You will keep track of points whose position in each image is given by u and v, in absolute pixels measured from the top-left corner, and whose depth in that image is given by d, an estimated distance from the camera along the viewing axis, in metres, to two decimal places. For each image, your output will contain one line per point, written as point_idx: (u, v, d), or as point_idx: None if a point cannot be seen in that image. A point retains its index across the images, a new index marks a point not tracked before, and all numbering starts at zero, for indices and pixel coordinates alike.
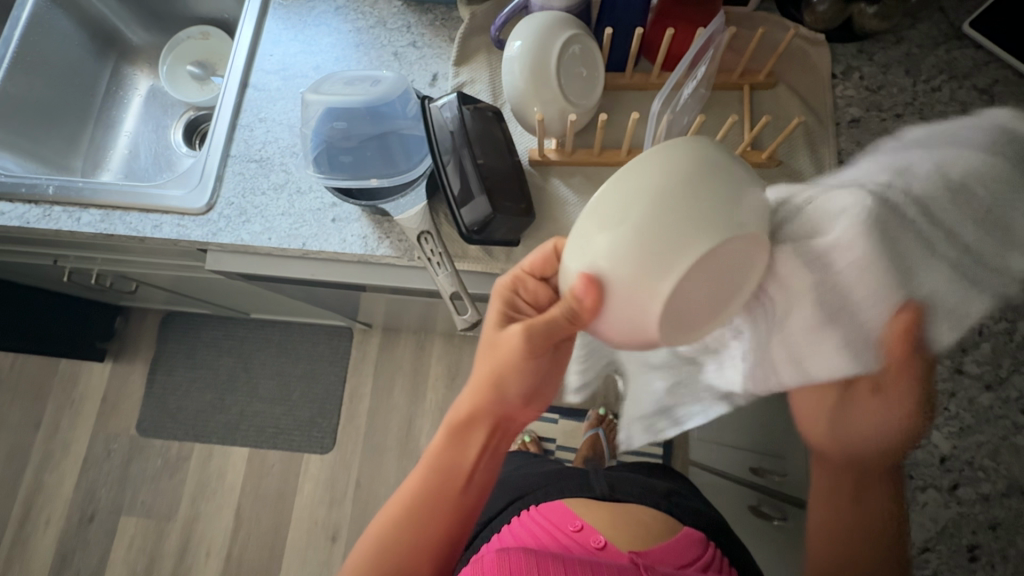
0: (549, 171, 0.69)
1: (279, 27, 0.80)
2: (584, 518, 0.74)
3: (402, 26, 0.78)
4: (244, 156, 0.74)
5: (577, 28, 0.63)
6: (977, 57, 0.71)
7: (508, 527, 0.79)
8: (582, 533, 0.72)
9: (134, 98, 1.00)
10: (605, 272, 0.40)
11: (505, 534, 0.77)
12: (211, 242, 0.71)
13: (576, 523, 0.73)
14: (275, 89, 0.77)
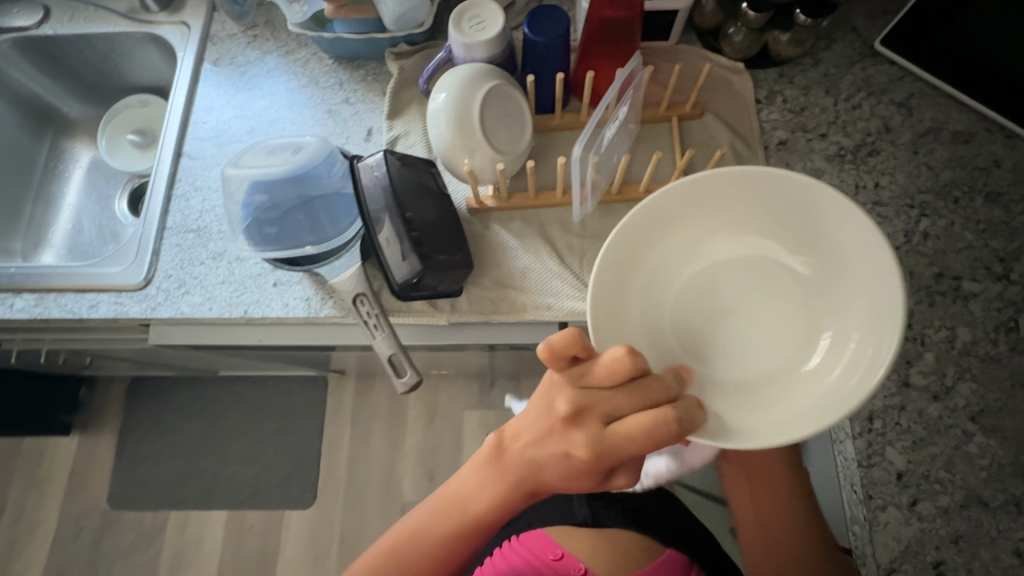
0: (488, 217, 0.69)
1: (212, 93, 0.80)
2: (564, 545, 0.69)
3: (334, 84, 0.78)
4: (180, 227, 0.73)
5: (500, 77, 0.63)
6: (892, 72, 0.73)
7: (490, 557, 0.74)
8: (563, 562, 0.67)
9: (75, 171, 0.99)
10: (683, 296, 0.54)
11: (488, 565, 0.73)
12: (150, 317, 0.70)
13: (557, 550, 0.69)
14: (209, 156, 0.76)
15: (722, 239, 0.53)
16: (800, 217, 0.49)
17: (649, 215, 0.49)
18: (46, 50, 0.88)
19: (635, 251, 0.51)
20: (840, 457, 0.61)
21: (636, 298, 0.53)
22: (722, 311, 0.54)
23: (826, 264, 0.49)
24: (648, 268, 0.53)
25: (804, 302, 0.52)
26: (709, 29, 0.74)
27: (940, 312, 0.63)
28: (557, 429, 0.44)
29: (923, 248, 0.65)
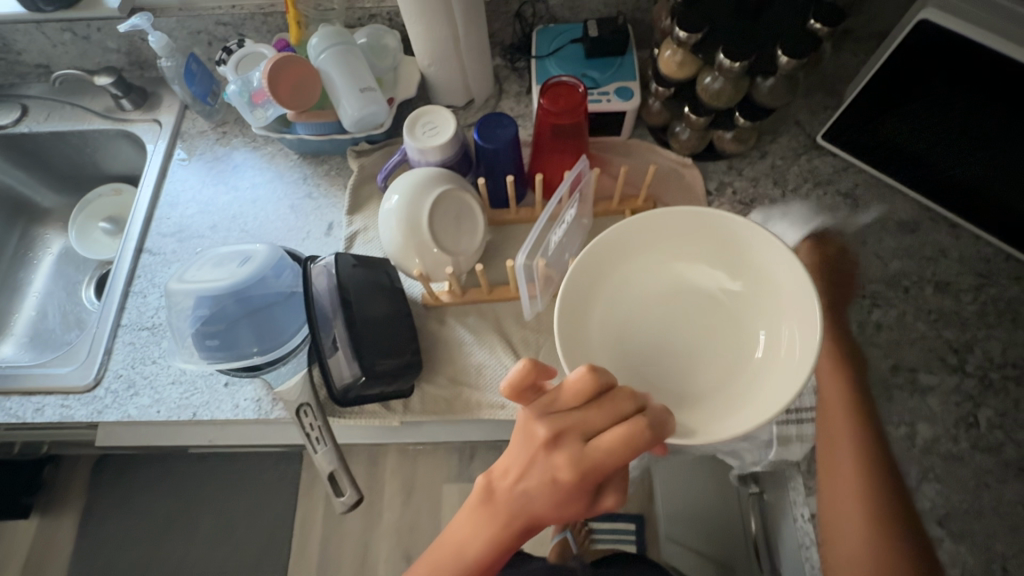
0: (444, 312, 0.69)
1: (179, 188, 0.82)
2: None
3: (298, 179, 0.80)
4: (135, 324, 0.72)
5: (452, 180, 0.65)
6: (836, 164, 0.76)
7: None
8: None
9: (46, 258, 0.99)
10: (634, 325, 0.56)
11: None
12: (95, 421, 0.67)
13: None
14: (171, 252, 0.77)
15: (664, 271, 0.57)
16: (728, 243, 0.55)
17: (613, 240, 0.55)
18: (22, 145, 0.91)
19: (598, 274, 0.55)
20: (808, 565, 0.58)
21: (599, 318, 0.55)
22: (676, 332, 0.56)
23: (759, 285, 0.54)
24: (610, 290, 0.56)
25: (743, 325, 0.55)
26: (659, 125, 0.77)
27: (899, 407, 0.62)
28: (539, 458, 0.41)
29: (877, 339, 0.65)
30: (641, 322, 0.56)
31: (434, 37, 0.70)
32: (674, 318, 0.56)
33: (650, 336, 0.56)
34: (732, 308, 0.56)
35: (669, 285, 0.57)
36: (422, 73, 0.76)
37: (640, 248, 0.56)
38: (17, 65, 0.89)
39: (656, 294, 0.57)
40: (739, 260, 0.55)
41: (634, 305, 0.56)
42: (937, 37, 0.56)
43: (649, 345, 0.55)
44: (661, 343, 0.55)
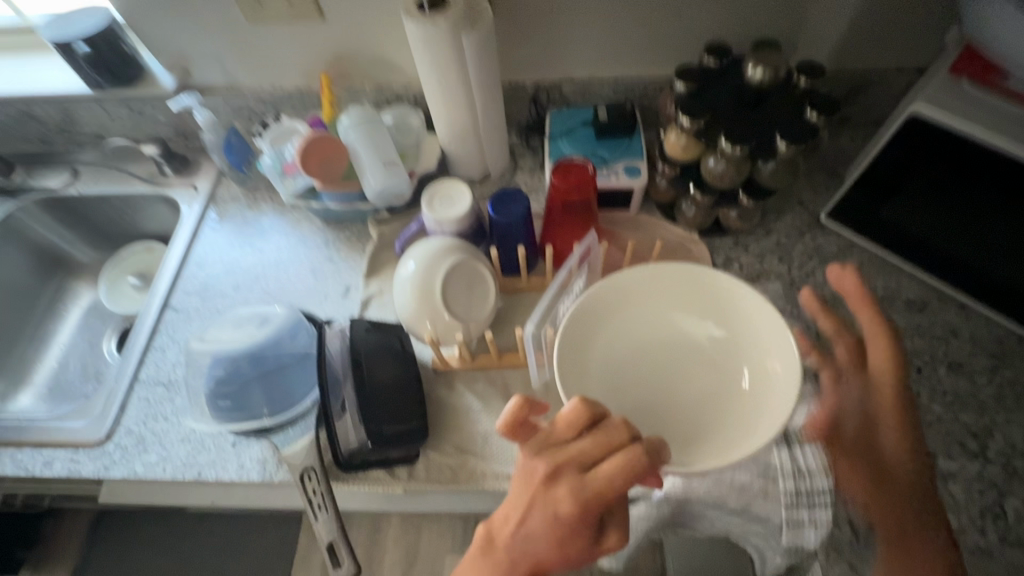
0: (453, 378, 0.70)
1: (208, 249, 0.86)
2: None
3: (320, 243, 0.85)
4: (152, 380, 0.74)
5: (466, 250, 0.67)
6: (840, 242, 0.77)
7: None
8: None
9: (74, 311, 1.03)
10: (627, 372, 0.57)
11: None
12: (101, 477, 0.68)
13: None
14: (194, 310, 0.80)
15: (653, 320, 0.59)
16: (710, 292, 0.58)
17: (609, 287, 0.58)
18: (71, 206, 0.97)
19: (592, 325, 0.57)
20: None
21: (594, 366, 0.56)
22: (668, 381, 0.57)
23: (742, 331, 0.57)
24: (607, 340, 0.57)
25: (731, 370, 0.57)
26: (666, 202, 0.80)
27: None
28: (537, 498, 0.41)
29: None
30: (633, 367, 0.58)
31: (455, 118, 0.76)
32: (663, 365, 0.58)
33: (643, 383, 0.57)
34: (718, 358, 0.58)
35: (658, 334, 0.59)
36: (443, 149, 0.82)
37: (632, 299, 0.59)
38: (76, 136, 0.97)
39: (645, 341, 0.59)
40: (722, 309, 0.58)
41: (626, 351, 0.58)
42: (931, 132, 0.58)
43: (643, 392, 0.56)
44: (655, 390, 0.57)
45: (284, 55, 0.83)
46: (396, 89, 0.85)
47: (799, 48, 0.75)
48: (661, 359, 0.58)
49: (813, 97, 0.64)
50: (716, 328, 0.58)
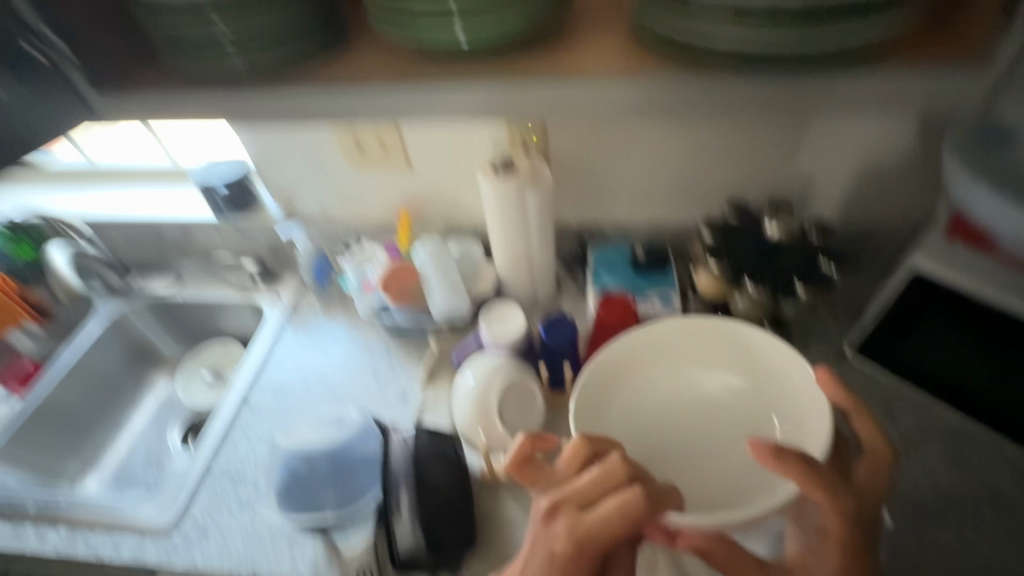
0: (499, 488, 0.73)
1: (285, 353, 0.97)
2: None
3: (383, 352, 0.94)
4: (221, 471, 0.81)
5: (519, 367, 0.75)
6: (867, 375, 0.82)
7: None
8: None
9: (150, 401, 1.13)
10: (659, 408, 0.72)
11: None
12: (163, 565, 0.72)
13: None
14: (266, 407, 0.89)
15: (686, 370, 0.75)
16: (732, 348, 0.73)
17: (650, 338, 0.74)
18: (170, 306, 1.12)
19: (629, 367, 0.73)
20: None
21: (629, 402, 0.72)
22: (695, 423, 0.71)
23: (761, 382, 0.72)
24: (637, 377, 0.74)
25: (751, 416, 0.71)
26: None
27: None
28: (538, 532, 0.48)
29: (938, 559, 0.67)
30: (666, 408, 0.72)
31: (513, 251, 0.89)
32: (692, 410, 0.72)
33: (673, 421, 0.71)
34: (728, 408, 0.72)
35: (689, 382, 0.74)
36: (498, 276, 0.94)
37: (668, 349, 0.75)
38: (184, 247, 1.13)
39: (679, 386, 0.74)
40: (743, 364, 0.73)
41: (659, 395, 0.73)
42: (933, 284, 0.67)
43: (672, 431, 0.71)
44: (685, 430, 0.71)
45: (373, 195, 1.00)
46: (462, 224, 1.01)
47: (811, 205, 0.88)
48: (691, 402, 0.73)
49: (824, 249, 0.76)
50: (739, 378, 0.73)
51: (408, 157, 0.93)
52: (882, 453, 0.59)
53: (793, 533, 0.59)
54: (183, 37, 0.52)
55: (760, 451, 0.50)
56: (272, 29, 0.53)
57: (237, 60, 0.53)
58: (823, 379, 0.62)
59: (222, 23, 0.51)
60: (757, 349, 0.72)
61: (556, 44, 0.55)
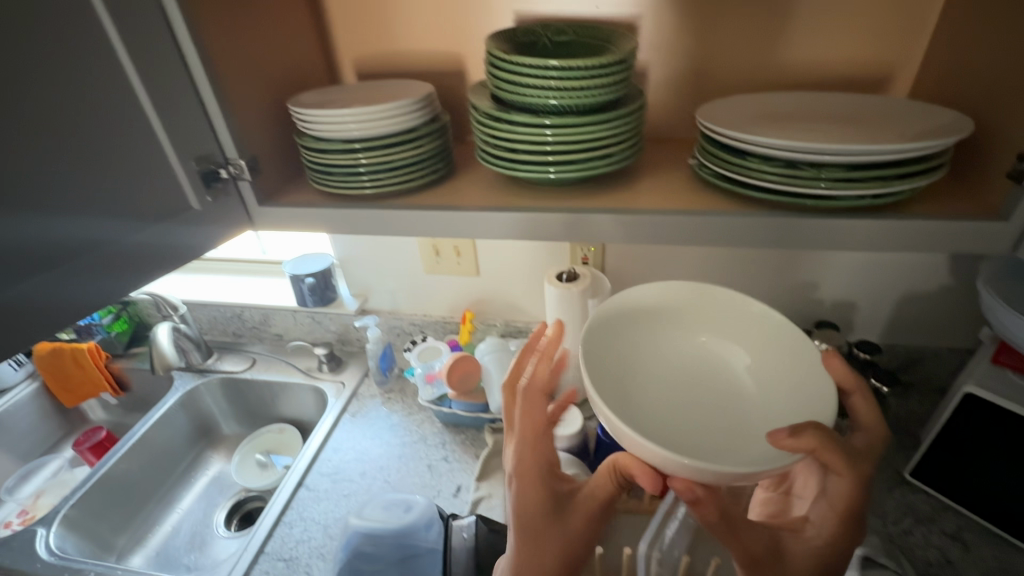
0: None
1: (344, 436, 1.01)
2: None
3: (439, 442, 0.98)
4: (275, 553, 0.82)
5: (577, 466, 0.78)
6: (932, 503, 0.79)
7: None
8: None
9: (202, 478, 1.17)
10: (648, 373, 0.62)
11: None
12: None
13: None
14: (323, 489, 0.91)
15: (683, 336, 0.65)
16: (741, 321, 0.64)
17: (646, 303, 0.65)
18: (240, 386, 1.20)
19: (625, 328, 0.63)
20: None
21: (619, 356, 0.61)
22: (686, 396, 0.61)
23: (769, 361, 0.61)
24: (637, 344, 0.63)
25: (749, 398, 0.60)
26: None
27: None
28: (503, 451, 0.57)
29: None
30: (655, 374, 0.62)
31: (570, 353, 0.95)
32: (685, 382, 0.62)
33: (659, 387, 0.61)
34: (744, 389, 0.61)
35: (684, 349, 0.65)
36: None
37: (672, 319, 0.65)
38: (262, 333, 1.25)
39: (674, 354, 0.64)
40: (747, 338, 0.63)
41: (648, 356, 0.63)
42: (988, 409, 0.69)
43: (656, 398, 0.60)
44: (668, 397, 0.60)
45: (442, 295, 1.11)
46: (519, 324, 1.09)
47: (855, 326, 0.93)
48: (682, 372, 0.63)
49: (874, 369, 0.79)
50: (742, 357, 0.63)
51: (477, 263, 1.04)
52: (878, 428, 0.52)
53: (770, 498, 0.65)
54: (330, 164, 0.66)
55: (785, 443, 0.44)
56: (401, 163, 0.66)
57: (369, 185, 0.66)
58: (832, 362, 0.53)
59: (364, 159, 0.64)
60: (771, 319, 0.62)
61: (628, 182, 0.67)
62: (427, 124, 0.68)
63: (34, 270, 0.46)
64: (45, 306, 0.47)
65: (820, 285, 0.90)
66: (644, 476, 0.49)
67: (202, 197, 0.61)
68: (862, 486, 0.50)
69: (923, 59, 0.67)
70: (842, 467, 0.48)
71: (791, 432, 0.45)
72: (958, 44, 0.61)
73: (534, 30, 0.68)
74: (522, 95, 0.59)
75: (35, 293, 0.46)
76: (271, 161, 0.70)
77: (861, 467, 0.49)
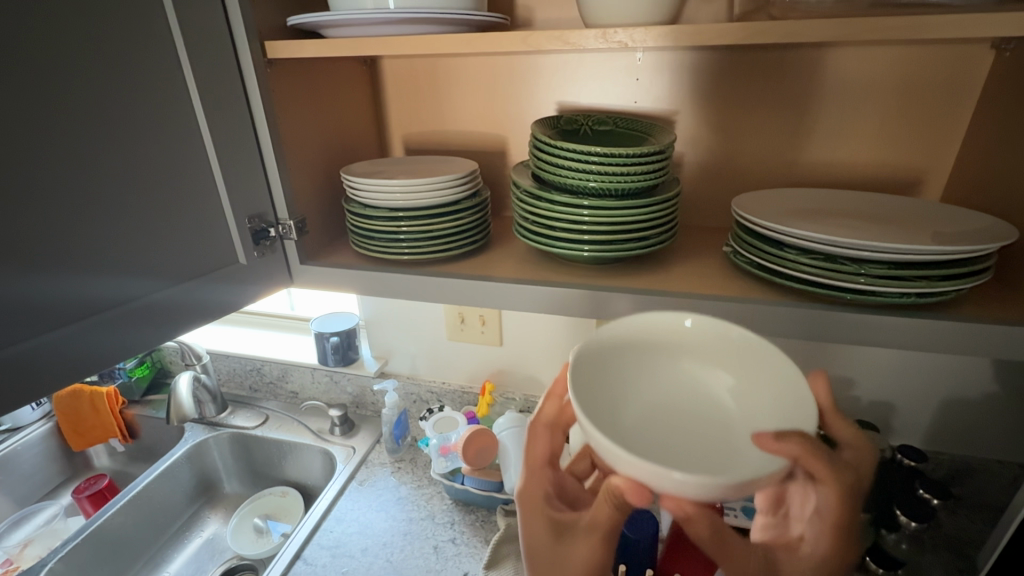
0: None
1: (349, 505, 0.97)
2: None
3: (447, 521, 0.92)
4: None
5: None
6: None
7: None
8: None
9: (195, 539, 1.11)
10: (626, 406, 0.52)
11: None
12: None
13: None
14: (321, 564, 0.86)
15: (663, 363, 0.56)
16: (720, 343, 0.56)
17: (617, 333, 0.56)
18: (248, 443, 1.17)
19: (597, 356, 0.54)
20: None
21: (594, 390, 0.52)
22: (667, 429, 0.52)
23: (755, 384, 0.53)
24: (611, 373, 0.54)
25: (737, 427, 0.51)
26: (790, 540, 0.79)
27: None
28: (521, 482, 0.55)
29: None
30: (632, 407, 0.53)
31: None
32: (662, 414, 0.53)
33: (636, 421, 0.52)
34: (730, 419, 0.52)
35: (661, 378, 0.56)
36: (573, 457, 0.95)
37: (648, 351, 0.57)
38: (279, 389, 1.24)
39: (648, 386, 0.55)
40: (730, 360, 0.55)
41: (623, 388, 0.54)
42: None
43: (637, 433, 0.50)
44: (649, 432, 0.51)
45: (463, 364, 1.10)
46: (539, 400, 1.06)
47: (893, 429, 0.88)
48: (660, 402, 0.54)
49: (922, 478, 0.74)
50: (724, 379, 0.55)
51: (502, 334, 1.04)
52: (864, 445, 0.48)
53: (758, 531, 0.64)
54: (372, 229, 0.68)
55: (769, 446, 0.42)
56: (439, 233, 0.68)
57: (406, 251, 0.68)
58: (818, 385, 0.52)
59: (405, 226, 0.67)
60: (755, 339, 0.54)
61: (661, 265, 0.67)
62: (467, 198, 0.71)
63: (75, 315, 0.48)
64: (78, 350, 0.48)
65: (855, 383, 0.87)
66: (633, 492, 0.43)
67: (250, 252, 0.63)
68: (848, 499, 0.47)
69: (954, 167, 0.69)
70: (825, 476, 0.44)
71: (776, 437, 0.42)
72: (990, 157, 0.62)
73: (577, 119, 0.72)
74: (563, 177, 0.62)
75: (72, 337, 0.48)
76: (316, 224, 0.74)
77: (847, 478, 0.46)
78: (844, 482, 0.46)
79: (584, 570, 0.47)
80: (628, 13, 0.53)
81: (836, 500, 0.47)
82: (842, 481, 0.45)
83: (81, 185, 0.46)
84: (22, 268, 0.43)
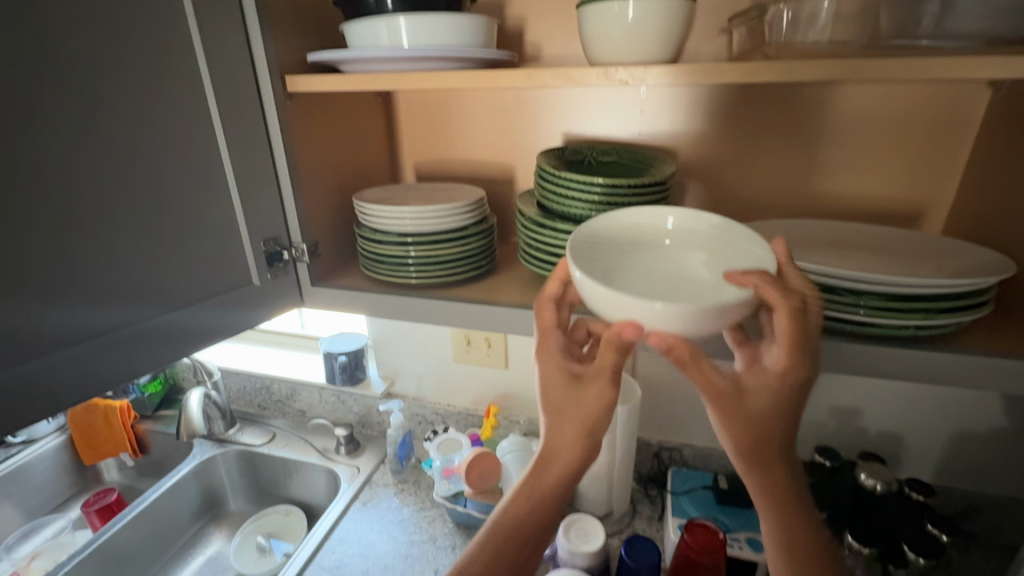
0: None
1: (351, 526, 0.97)
2: None
3: (449, 545, 0.92)
4: None
5: None
6: None
7: None
8: None
9: (198, 557, 1.12)
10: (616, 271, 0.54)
11: None
12: None
13: None
14: None
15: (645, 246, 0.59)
16: (696, 229, 0.59)
17: (613, 223, 0.60)
18: (255, 461, 1.18)
19: (597, 238, 0.58)
20: None
21: (588, 259, 0.53)
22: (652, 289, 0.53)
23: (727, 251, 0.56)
24: (611, 253, 0.57)
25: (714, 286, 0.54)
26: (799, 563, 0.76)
27: None
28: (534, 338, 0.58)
29: None
30: (621, 272, 0.54)
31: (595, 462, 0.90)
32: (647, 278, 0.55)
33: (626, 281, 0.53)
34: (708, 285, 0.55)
35: (643, 253, 0.58)
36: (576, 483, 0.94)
37: (632, 236, 0.59)
38: (287, 407, 1.25)
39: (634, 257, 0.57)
40: (705, 240, 0.58)
41: (612, 259, 0.56)
42: None
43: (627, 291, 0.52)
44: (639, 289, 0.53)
45: (469, 386, 1.11)
46: None
47: (902, 462, 0.87)
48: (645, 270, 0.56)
49: (930, 513, 0.72)
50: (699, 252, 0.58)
51: (507, 357, 1.05)
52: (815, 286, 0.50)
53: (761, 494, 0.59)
54: (380, 253, 0.71)
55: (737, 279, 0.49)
56: (446, 258, 0.70)
57: (414, 275, 0.70)
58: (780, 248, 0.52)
59: (413, 251, 0.69)
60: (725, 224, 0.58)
61: None
62: (475, 224, 0.73)
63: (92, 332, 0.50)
64: (87, 367, 0.52)
65: (863, 413, 0.86)
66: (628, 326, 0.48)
67: (263, 274, 0.66)
68: (799, 322, 0.46)
69: (954, 201, 0.70)
70: (773, 295, 0.46)
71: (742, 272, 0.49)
72: (990, 190, 0.63)
73: (581, 151, 0.74)
74: (566, 208, 0.64)
75: (82, 354, 0.51)
76: (328, 247, 0.76)
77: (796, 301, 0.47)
78: (795, 303, 0.47)
79: (598, 403, 0.54)
80: (629, 52, 0.55)
81: (788, 324, 0.46)
82: (791, 303, 0.46)
83: (99, 210, 0.49)
84: (34, 290, 0.47)
